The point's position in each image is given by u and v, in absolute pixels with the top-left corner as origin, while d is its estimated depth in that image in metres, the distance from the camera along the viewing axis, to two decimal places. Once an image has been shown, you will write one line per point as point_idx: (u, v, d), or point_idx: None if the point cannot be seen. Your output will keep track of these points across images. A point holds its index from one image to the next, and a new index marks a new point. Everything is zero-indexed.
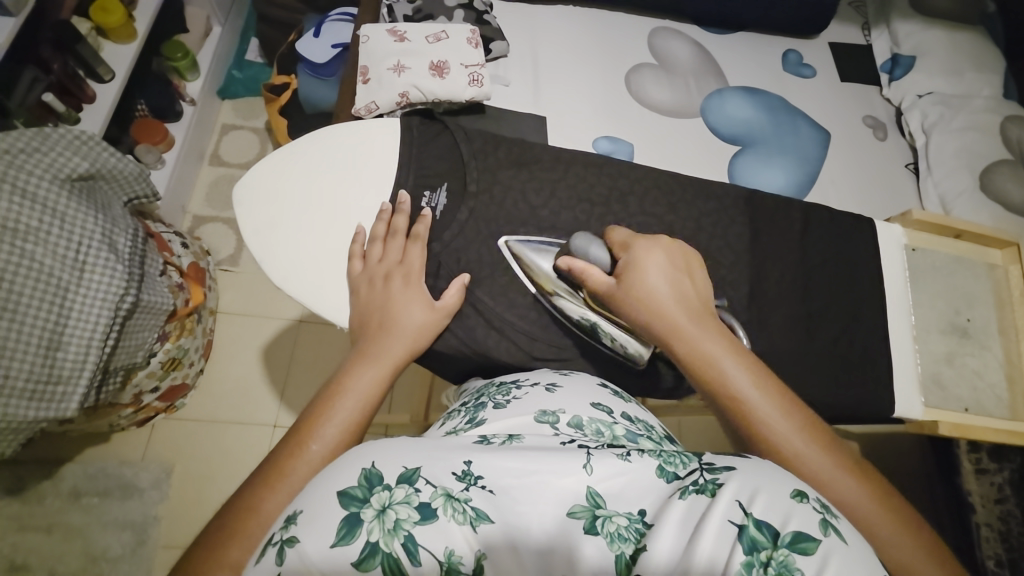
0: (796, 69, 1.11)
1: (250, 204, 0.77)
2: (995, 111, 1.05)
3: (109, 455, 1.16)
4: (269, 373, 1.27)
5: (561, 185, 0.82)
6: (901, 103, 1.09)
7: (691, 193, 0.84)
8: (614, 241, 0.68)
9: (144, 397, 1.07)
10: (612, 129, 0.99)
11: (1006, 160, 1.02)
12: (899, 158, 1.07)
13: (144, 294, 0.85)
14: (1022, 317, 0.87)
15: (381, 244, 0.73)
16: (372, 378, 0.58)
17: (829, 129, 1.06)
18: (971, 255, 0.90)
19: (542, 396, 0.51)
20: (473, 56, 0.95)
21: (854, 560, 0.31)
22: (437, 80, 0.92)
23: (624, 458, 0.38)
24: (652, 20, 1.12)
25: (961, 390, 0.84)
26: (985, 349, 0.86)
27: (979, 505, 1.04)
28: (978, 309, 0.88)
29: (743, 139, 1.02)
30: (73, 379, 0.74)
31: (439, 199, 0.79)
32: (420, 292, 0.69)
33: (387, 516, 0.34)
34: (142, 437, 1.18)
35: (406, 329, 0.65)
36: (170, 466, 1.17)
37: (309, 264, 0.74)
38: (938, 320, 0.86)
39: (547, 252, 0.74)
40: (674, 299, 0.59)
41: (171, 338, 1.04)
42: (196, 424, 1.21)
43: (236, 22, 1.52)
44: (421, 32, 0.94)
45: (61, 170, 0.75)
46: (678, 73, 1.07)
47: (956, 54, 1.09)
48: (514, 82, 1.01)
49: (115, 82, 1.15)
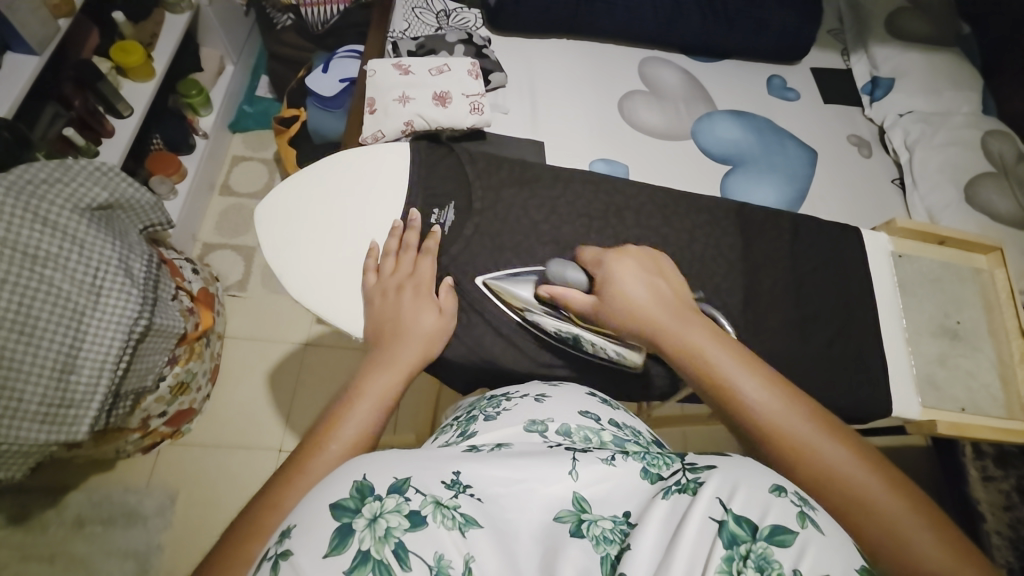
0: (781, 92, 1.15)
1: (266, 225, 0.80)
2: (975, 127, 1.08)
3: (113, 482, 1.17)
4: (275, 396, 1.29)
5: (561, 202, 0.85)
6: (884, 122, 1.13)
7: (684, 207, 0.87)
8: (586, 261, 0.70)
9: (151, 421, 1.09)
10: (608, 151, 1.03)
11: (989, 173, 1.03)
12: (885, 174, 1.09)
13: (156, 318, 0.88)
14: (1010, 318, 0.87)
15: (393, 259, 0.75)
16: (388, 384, 0.60)
17: (816, 147, 1.08)
18: (957, 260, 0.91)
19: (531, 405, 0.53)
20: (473, 86, 0.99)
21: (831, 549, 0.33)
22: (439, 109, 0.96)
23: (609, 463, 0.41)
24: (643, 50, 1.17)
25: (956, 390, 0.83)
26: (977, 351, 0.86)
27: (989, 513, 1.05)
28: (968, 311, 0.88)
29: (733, 158, 1.05)
30: (85, 402, 0.76)
31: (447, 216, 0.82)
32: (431, 301, 0.72)
33: (378, 524, 0.35)
34: (147, 464, 1.19)
35: (418, 336, 0.67)
36: (174, 492, 1.17)
37: (322, 280, 0.77)
38: (928, 321, 0.86)
39: (525, 280, 0.76)
40: (651, 299, 0.62)
41: (181, 362, 1.06)
42: (202, 448, 1.22)
43: (248, 61, 1.60)
44: (424, 66, 1.00)
45: (81, 200, 0.79)
46: (669, 99, 1.11)
47: (935, 74, 1.13)
48: (512, 110, 1.06)
49: (134, 118, 1.21)
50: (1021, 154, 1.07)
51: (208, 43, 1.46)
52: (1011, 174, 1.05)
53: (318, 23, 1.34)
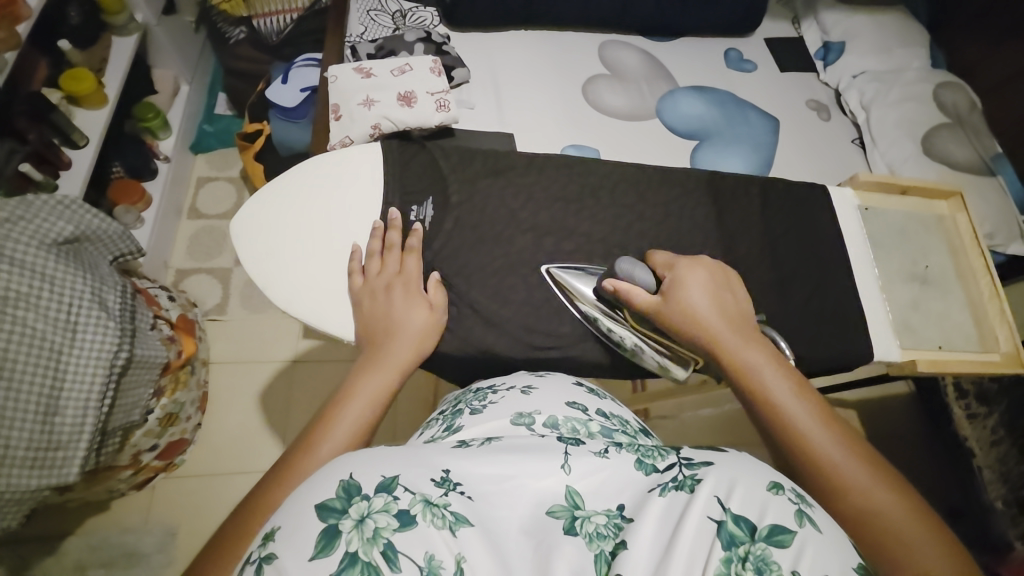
0: (737, 65, 1.16)
1: (246, 237, 0.79)
2: (926, 81, 1.10)
3: (109, 524, 1.14)
4: (267, 416, 1.27)
5: (537, 189, 0.85)
6: (838, 85, 1.14)
7: (657, 182, 0.87)
8: (656, 264, 0.71)
9: (143, 456, 1.06)
10: (577, 137, 1.03)
11: (944, 124, 1.07)
12: (844, 135, 1.11)
13: (137, 350, 0.86)
14: (976, 260, 0.89)
15: (378, 259, 0.74)
16: (380, 384, 0.60)
17: (779, 115, 1.10)
18: (919, 209, 0.93)
19: (518, 398, 0.54)
20: (437, 83, 0.98)
21: (824, 547, 0.35)
22: (406, 109, 0.95)
23: (602, 455, 0.43)
24: (601, 34, 1.18)
25: (930, 330, 0.86)
26: (947, 292, 0.89)
27: (978, 449, 1.09)
28: (934, 256, 0.90)
29: (700, 133, 1.06)
30: (72, 444, 0.75)
31: (426, 212, 0.81)
32: (421, 296, 0.72)
33: (366, 525, 0.35)
34: (144, 501, 1.16)
35: (410, 335, 0.68)
36: (175, 527, 1.15)
37: (309, 287, 0.76)
38: (898, 269, 0.89)
39: (588, 277, 0.77)
40: (713, 305, 0.65)
41: (166, 393, 1.04)
42: (199, 478, 1.20)
43: (203, 79, 1.56)
44: (386, 67, 0.98)
45: (47, 236, 0.76)
46: (631, 80, 1.11)
47: (882, 34, 1.15)
48: (479, 104, 1.05)
49: (90, 147, 1.17)
50: (971, 103, 1.11)
51: (160, 64, 1.42)
52: (964, 124, 1.08)
53: (272, 33, 1.32)
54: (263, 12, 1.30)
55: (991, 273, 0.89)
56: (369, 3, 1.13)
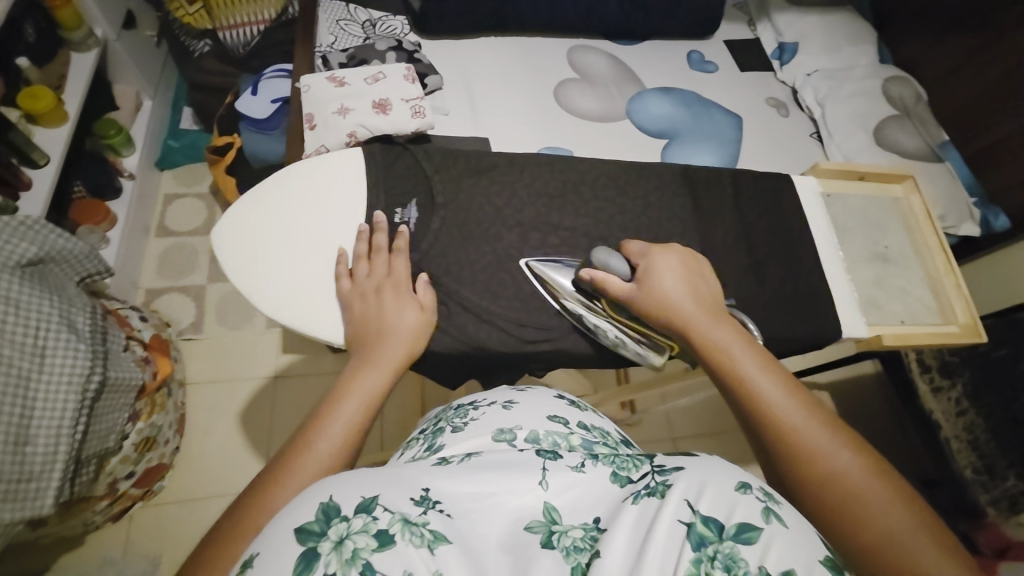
0: (700, 66, 1.19)
1: (228, 245, 0.77)
2: (875, 77, 1.15)
3: (85, 559, 1.10)
4: (249, 435, 1.25)
5: (520, 186, 0.85)
6: (794, 83, 1.18)
7: (634, 179, 0.89)
8: (630, 253, 0.71)
9: (119, 485, 1.03)
10: (553, 140, 1.04)
11: (894, 117, 1.11)
12: (803, 130, 1.14)
13: (111, 372, 0.84)
14: (930, 236, 0.93)
15: (366, 262, 0.74)
16: (375, 381, 0.60)
17: (742, 113, 1.13)
18: (877, 193, 0.96)
19: (498, 414, 0.54)
20: (412, 90, 0.97)
21: (791, 542, 0.36)
22: (381, 116, 0.93)
23: (578, 469, 0.44)
24: (569, 39, 1.19)
25: (894, 304, 0.88)
26: (907, 269, 0.92)
27: (944, 421, 1.14)
28: (892, 236, 0.93)
29: (669, 132, 1.08)
30: (45, 474, 0.72)
31: (411, 214, 0.81)
32: (411, 298, 0.71)
33: (345, 546, 0.34)
34: (121, 533, 1.13)
35: (402, 332, 0.67)
36: (157, 556, 1.12)
37: (296, 293, 0.75)
38: (861, 250, 0.91)
39: (566, 268, 0.78)
40: (686, 288, 0.66)
41: (143, 416, 1.02)
42: (180, 504, 1.17)
43: (166, 94, 1.53)
44: (359, 76, 0.97)
45: (10, 258, 0.74)
46: (601, 84, 1.12)
47: (834, 34, 1.20)
48: (453, 110, 1.05)
49: (51, 166, 1.13)
50: (916, 96, 1.16)
51: (120, 79, 1.39)
52: (912, 117, 1.13)
53: (239, 46, 1.30)
54: (227, 25, 1.26)
55: (946, 250, 0.92)
56: (337, 13, 1.12)
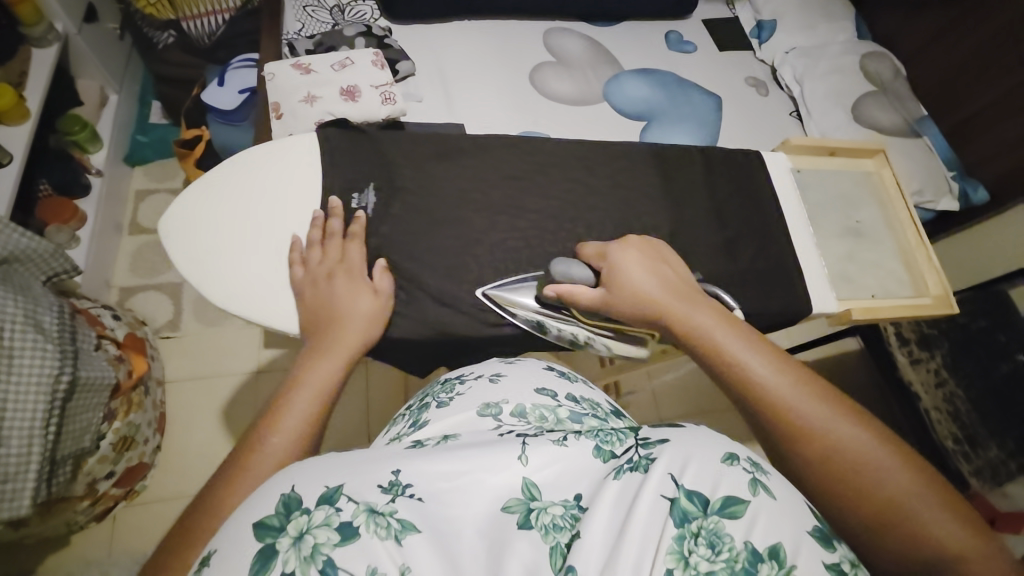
0: (678, 46, 1.18)
1: (175, 235, 0.75)
2: (853, 52, 1.15)
3: (70, 558, 1.09)
4: (233, 431, 1.23)
5: (492, 171, 0.85)
6: (773, 62, 1.18)
7: (607, 162, 0.89)
8: (589, 257, 0.70)
9: (99, 485, 1.02)
10: (528, 125, 1.03)
11: (871, 93, 1.11)
12: (783, 109, 1.15)
13: (81, 371, 0.82)
14: (901, 209, 0.94)
15: (319, 249, 0.73)
16: (328, 370, 0.59)
17: (719, 93, 1.12)
18: (848, 167, 0.97)
19: (485, 388, 0.54)
20: (381, 76, 0.96)
21: (776, 514, 0.36)
22: (350, 104, 0.92)
23: (560, 443, 0.43)
24: (545, 22, 1.17)
25: (867, 278, 0.89)
26: (880, 245, 0.92)
27: (924, 392, 1.13)
28: (865, 211, 0.94)
29: (647, 115, 1.07)
30: (21, 475, 0.71)
31: (369, 199, 0.80)
32: (364, 284, 0.71)
33: (304, 542, 0.34)
34: (106, 531, 1.11)
35: (355, 319, 0.66)
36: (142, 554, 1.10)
37: (249, 283, 0.74)
38: (833, 226, 0.92)
39: (525, 287, 0.76)
40: (654, 279, 0.64)
41: (120, 416, 1.00)
42: (165, 501, 1.16)
43: (132, 88, 1.48)
44: (326, 62, 0.95)
45: None
46: (576, 67, 1.11)
47: (811, 11, 1.20)
48: (426, 97, 1.03)
49: (15, 166, 1.09)
50: (895, 72, 1.16)
51: (83, 74, 1.34)
52: (890, 93, 1.13)
53: (203, 36, 1.26)
54: (190, 14, 1.23)
55: (916, 223, 0.93)
56: None
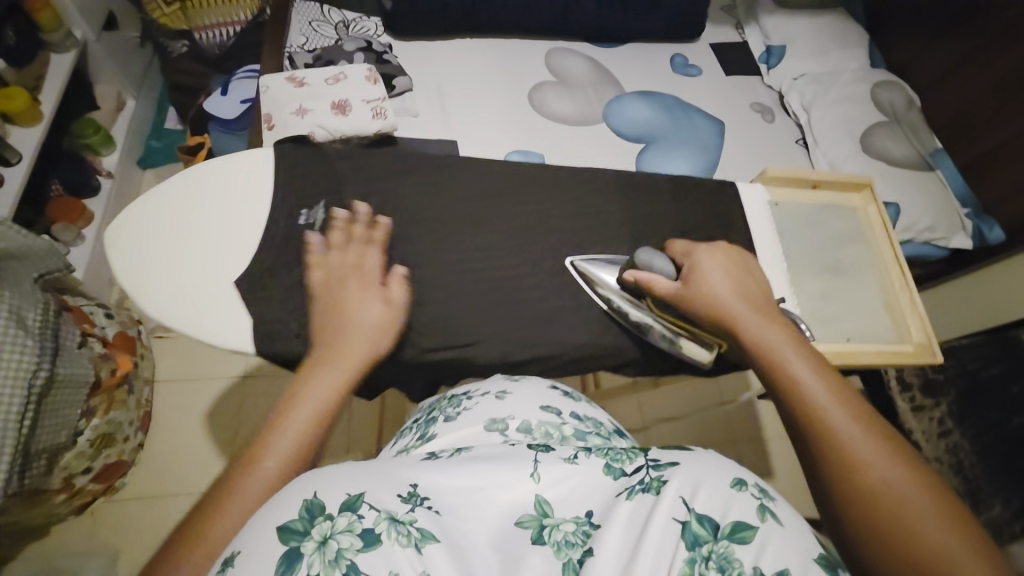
0: (683, 69, 1.20)
1: (120, 245, 0.75)
2: (864, 81, 1.18)
3: (49, 549, 1.08)
4: (216, 436, 1.21)
5: (497, 190, 0.86)
6: (781, 88, 1.20)
7: (604, 182, 0.90)
8: (675, 252, 0.72)
9: (76, 480, 1.00)
10: (522, 143, 1.04)
11: (881, 123, 1.13)
12: (788, 136, 1.16)
13: (61, 367, 0.85)
14: (887, 250, 0.93)
15: (339, 251, 0.73)
16: (328, 388, 0.58)
17: (721, 118, 1.14)
18: (830, 200, 0.96)
19: (491, 403, 0.54)
20: (374, 91, 0.96)
21: (786, 542, 0.36)
22: (340, 117, 0.92)
23: (570, 461, 0.44)
24: (548, 42, 1.19)
25: (842, 321, 0.86)
26: (858, 282, 0.90)
27: (925, 441, 1.07)
28: (847, 249, 0.92)
29: (645, 137, 1.09)
30: None
31: (317, 215, 0.79)
32: (377, 291, 0.70)
33: (329, 546, 0.34)
34: (83, 525, 1.10)
35: (364, 330, 0.65)
36: (117, 552, 1.08)
37: (190, 295, 0.73)
38: (807, 260, 0.90)
39: (610, 266, 0.80)
40: (731, 285, 0.65)
41: (99, 413, 1.00)
42: (142, 501, 1.13)
43: (151, 94, 1.50)
44: (320, 76, 0.96)
45: None
46: (576, 87, 1.13)
47: (821, 38, 1.23)
48: (422, 113, 1.05)
49: (24, 165, 1.10)
50: (908, 101, 1.19)
51: (101, 79, 1.36)
52: (901, 122, 1.16)
53: (213, 46, 1.29)
54: (204, 25, 1.26)
55: (901, 262, 0.91)
56: (310, 14, 1.11)
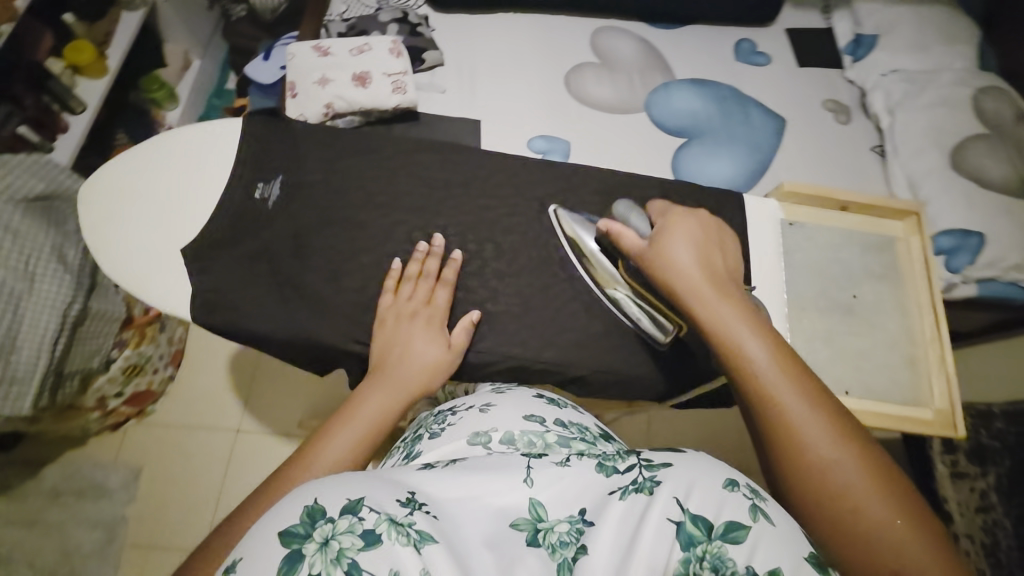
0: (749, 57, 1.10)
1: (92, 201, 0.78)
2: (966, 84, 1.03)
3: (84, 458, 1.18)
4: (233, 379, 1.27)
5: (528, 177, 0.84)
6: (865, 84, 1.08)
7: (635, 179, 0.85)
8: (653, 210, 0.65)
9: (108, 401, 1.10)
10: (549, 129, 0.99)
11: (979, 137, 1.00)
12: (866, 141, 1.04)
13: (93, 302, 0.93)
14: (923, 292, 0.84)
15: (412, 284, 0.72)
16: (379, 410, 0.59)
17: (784, 116, 1.04)
18: (860, 227, 0.87)
19: (475, 417, 0.53)
20: (395, 64, 0.95)
21: (777, 543, 0.35)
22: (359, 89, 0.92)
23: (563, 465, 0.43)
24: (598, 20, 1.11)
25: (839, 371, 0.79)
26: (872, 328, 0.82)
27: (959, 514, 1.01)
28: (867, 285, 0.84)
29: (689, 131, 1.00)
30: (25, 379, 0.81)
31: (273, 189, 0.78)
32: (442, 334, 0.69)
33: (330, 547, 0.33)
34: (116, 441, 1.20)
35: (423, 366, 0.66)
36: (140, 468, 1.18)
37: (148, 253, 0.75)
38: (818, 296, 0.82)
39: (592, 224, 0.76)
40: (699, 254, 0.57)
41: (130, 345, 1.06)
42: (167, 428, 1.22)
43: (217, 55, 1.51)
44: (345, 46, 0.96)
45: (18, 192, 0.86)
46: (621, 71, 1.05)
47: (922, 30, 1.08)
48: (450, 89, 1.01)
49: (87, 114, 1.17)
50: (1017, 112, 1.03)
51: (171, 39, 1.40)
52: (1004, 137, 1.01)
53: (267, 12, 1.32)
54: None
55: (936, 309, 0.82)
56: None
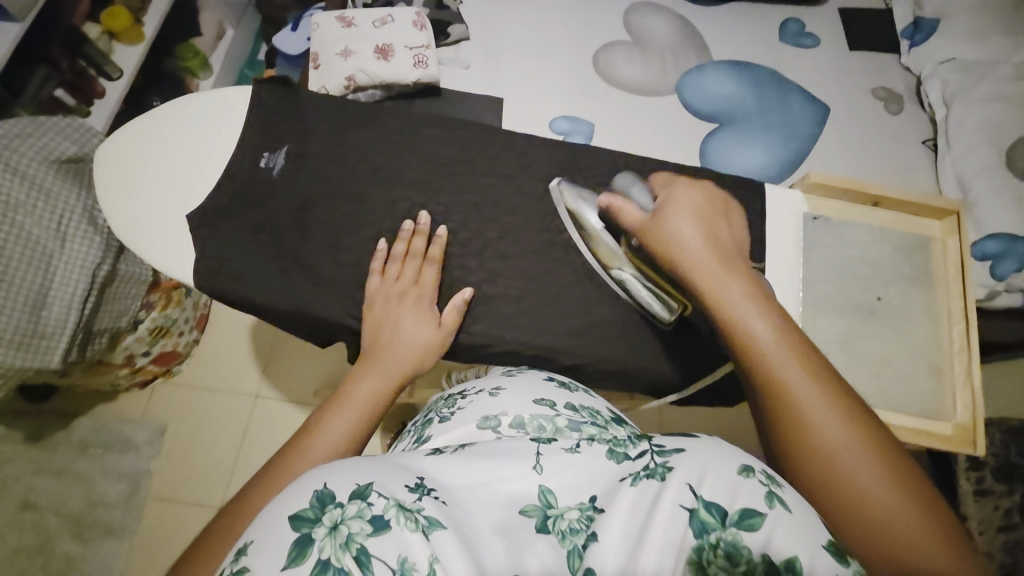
0: (795, 39, 1.04)
1: (106, 164, 0.78)
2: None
3: (111, 413, 1.23)
4: (254, 345, 1.30)
5: (553, 158, 0.82)
6: (920, 73, 1.02)
7: (663, 166, 0.82)
8: (655, 183, 0.70)
9: (136, 359, 1.13)
10: (573, 110, 0.96)
11: None
12: (916, 134, 0.98)
13: (122, 264, 0.96)
14: (955, 296, 0.81)
15: (399, 264, 0.72)
16: (376, 390, 0.60)
17: (827, 104, 0.99)
18: (892, 224, 0.83)
19: (485, 401, 0.53)
20: (418, 38, 0.94)
21: (797, 529, 0.34)
22: (382, 63, 0.91)
23: (573, 451, 0.42)
24: None
25: (859, 377, 0.77)
26: (896, 331, 0.80)
27: (978, 530, 1.00)
28: (892, 287, 0.81)
29: (722, 116, 0.97)
30: (57, 334, 0.85)
31: (278, 160, 0.78)
32: (431, 314, 0.70)
33: (339, 532, 0.34)
34: (143, 399, 1.24)
35: (414, 346, 0.67)
36: (164, 425, 1.23)
37: (157, 218, 0.75)
38: (843, 296, 0.79)
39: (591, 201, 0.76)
40: (701, 225, 0.60)
41: (157, 308, 1.09)
42: (190, 389, 1.26)
43: (250, 27, 1.51)
44: (369, 18, 0.94)
45: (51, 153, 0.87)
46: (653, 51, 1.01)
47: (985, 17, 1.02)
48: (473, 65, 0.99)
49: (123, 81, 1.19)
50: None
51: (206, 6, 1.39)
52: None
53: None
54: None
55: (966, 318, 0.80)
56: None
